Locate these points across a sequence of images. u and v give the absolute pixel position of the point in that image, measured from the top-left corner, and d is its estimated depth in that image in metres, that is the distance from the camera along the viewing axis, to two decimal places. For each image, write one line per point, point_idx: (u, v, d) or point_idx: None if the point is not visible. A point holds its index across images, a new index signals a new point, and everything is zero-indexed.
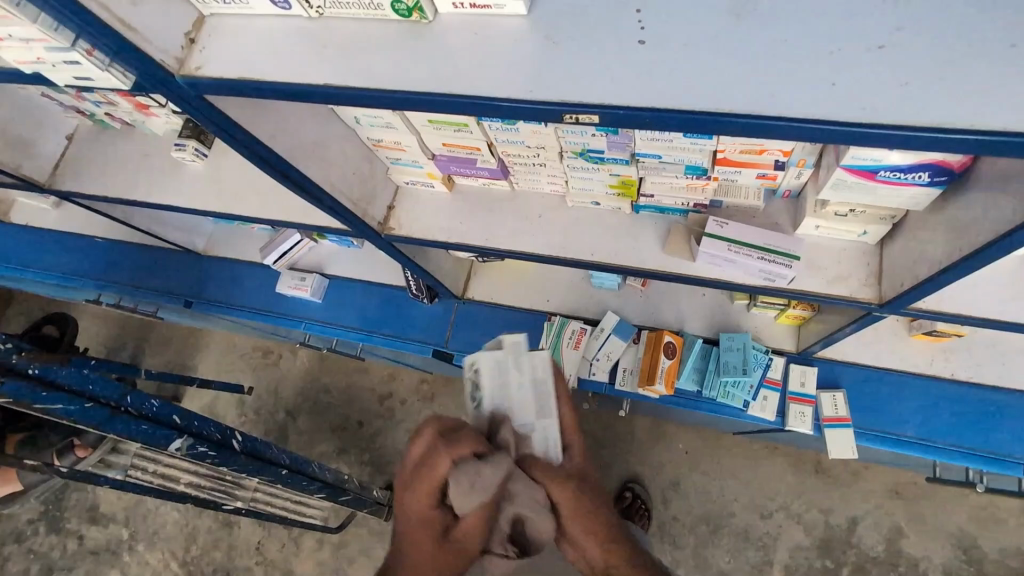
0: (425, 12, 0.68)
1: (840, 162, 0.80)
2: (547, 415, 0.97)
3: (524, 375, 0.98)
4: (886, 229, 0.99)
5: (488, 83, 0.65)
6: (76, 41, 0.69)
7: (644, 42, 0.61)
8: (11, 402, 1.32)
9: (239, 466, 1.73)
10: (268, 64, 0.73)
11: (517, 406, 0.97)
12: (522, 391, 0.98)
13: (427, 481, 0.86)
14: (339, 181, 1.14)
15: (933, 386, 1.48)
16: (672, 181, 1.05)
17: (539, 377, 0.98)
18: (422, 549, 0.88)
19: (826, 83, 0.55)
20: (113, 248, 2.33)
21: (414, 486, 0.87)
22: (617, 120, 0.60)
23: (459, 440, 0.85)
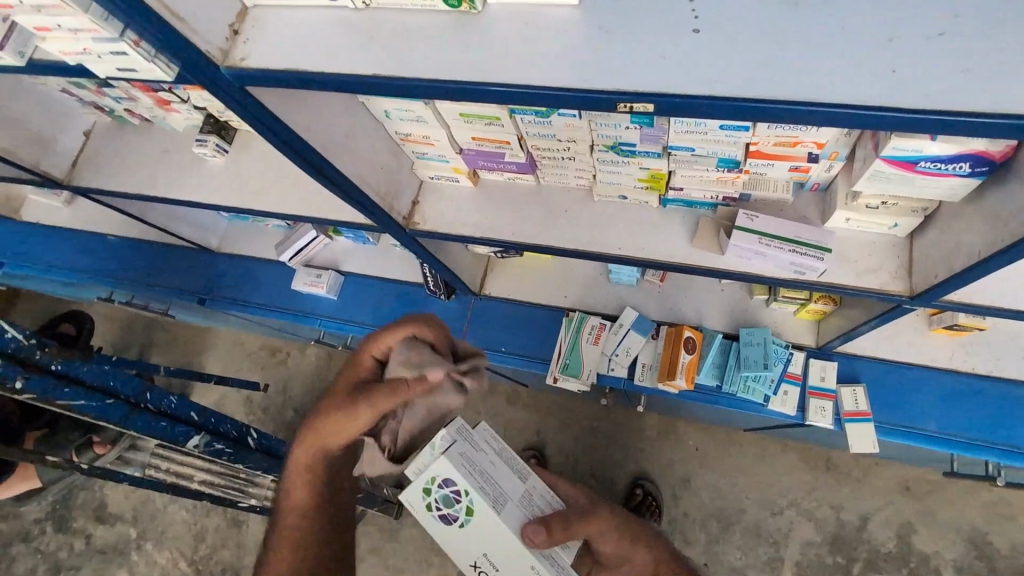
0: (474, 2, 0.68)
1: (879, 153, 0.81)
2: (528, 476, 1.05)
3: (489, 454, 1.03)
4: (917, 222, 0.99)
5: (536, 72, 0.65)
6: (124, 31, 0.69)
7: (699, 31, 0.61)
8: (34, 399, 1.30)
9: (255, 464, 1.75)
10: (312, 55, 0.74)
11: (505, 484, 1.01)
12: (497, 466, 1.02)
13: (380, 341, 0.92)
14: (368, 174, 1.14)
15: (953, 380, 1.49)
16: (702, 174, 1.05)
17: (499, 449, 1.05)
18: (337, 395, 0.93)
19: (885, 71, 0.55)
20: (126, 245, 2.32)
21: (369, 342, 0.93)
22: (672, 109, 0.61)
23: (428, 323, 0.91)
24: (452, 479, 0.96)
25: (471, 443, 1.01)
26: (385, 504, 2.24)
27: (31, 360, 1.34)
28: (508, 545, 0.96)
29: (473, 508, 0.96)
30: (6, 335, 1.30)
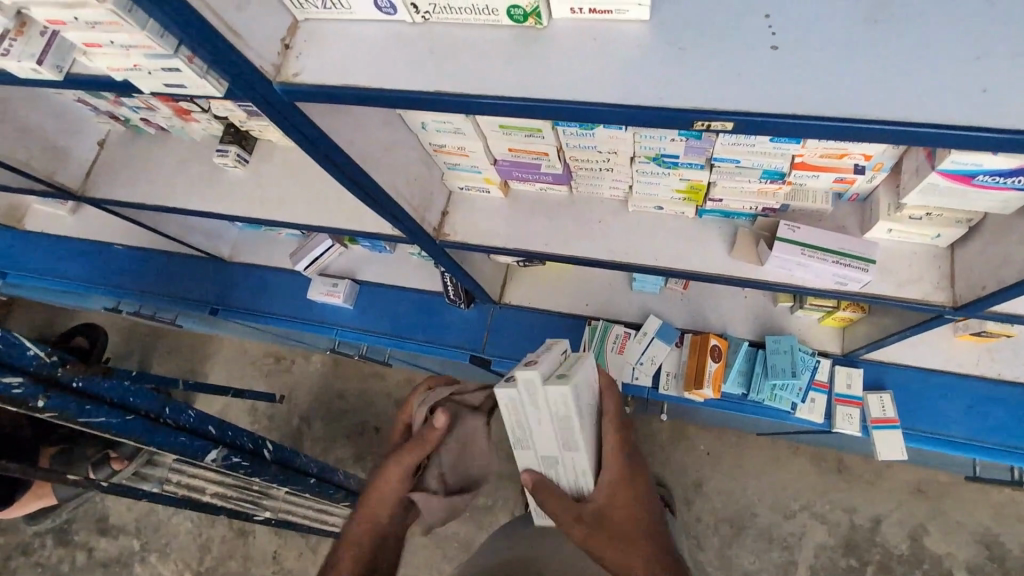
0: (541, 18, 0.67)
1: (936, 166, 0.81)
2: (571, 449, 0.96)
3: (543, 413, 0.93)
4: (961, 233, 0.99)
5: (601, 90, 0.65)
6: (178, 48, 0.68)
7: (777, 48, 0.61)
8: (55, 418, 1.24)
9: (270, 476, 1.70)
10: (367, 71, 0.73)
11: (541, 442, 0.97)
12: (543, 428, 0.95)
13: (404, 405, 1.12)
14: (401, 185, 1.12)
15: (978, 385, 1.50)
16: (744, 186, 1.05)
17: (561, 415, 0.93)
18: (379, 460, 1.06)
19: (975, 89, 0.56)
20: (131, 254, 2.27)
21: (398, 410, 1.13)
22: (752, 127, 0.60)
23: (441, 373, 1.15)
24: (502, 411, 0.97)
25: (531, 399, 0.93)
26: None
27: (52, 377, 1.26)
28: None
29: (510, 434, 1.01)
30: (27, 351, 1.24)
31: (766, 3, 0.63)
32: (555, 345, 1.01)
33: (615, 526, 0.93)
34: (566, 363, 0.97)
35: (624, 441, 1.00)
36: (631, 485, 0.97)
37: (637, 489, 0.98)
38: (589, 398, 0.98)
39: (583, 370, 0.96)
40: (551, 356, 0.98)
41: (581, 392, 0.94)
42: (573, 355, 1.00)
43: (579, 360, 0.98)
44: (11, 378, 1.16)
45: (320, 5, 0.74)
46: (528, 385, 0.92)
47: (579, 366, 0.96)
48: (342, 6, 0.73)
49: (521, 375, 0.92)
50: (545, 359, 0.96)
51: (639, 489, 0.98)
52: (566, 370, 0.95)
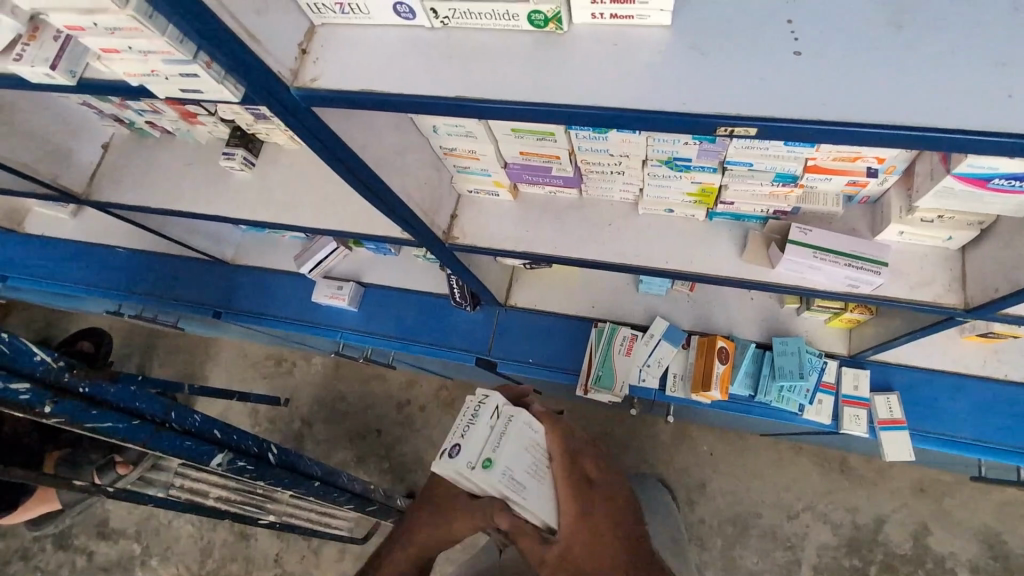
0: (562, 23, 0.67)
1: (951, 170, 0.81)
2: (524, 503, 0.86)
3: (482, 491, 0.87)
4: (972, 235, 1.00)
5: (621, 95, 0.65)
6: (197, 53, 0.68)
7: (800, 53, 0.61)
8: (61, 423, 1.22)
9: (275, 481, 1.68)
10: (385, 76, 0.73)
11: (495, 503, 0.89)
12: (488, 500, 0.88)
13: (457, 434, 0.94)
14: (412, 189, 1.12)
15: (985, 386, 1.50)
16: (755, 189, 1.05)
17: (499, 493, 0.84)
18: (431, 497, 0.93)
19: (1002, 94, 0.56)
20: (133, 257, 2.26)
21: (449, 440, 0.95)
22: (776, 132, 0.60)
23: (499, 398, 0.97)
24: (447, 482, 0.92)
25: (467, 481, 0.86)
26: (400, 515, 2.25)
27: (60, 383, 1.21)
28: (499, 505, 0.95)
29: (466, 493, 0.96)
30: (34, 356, 1.18)
31: (789, 9, 0.63)
32: (483, 407, 0.90)
33: (587, 559, 0.82)
34: (494, 438, 0.86)
35: (577, 467, 0.91)
36: (596, 508, 0.88)
37: (602, 512, 0.88)
38: (528, 462, 0.87)
39: (512, 443, 0.86)
40: (476, 431, 0.86)
41: (513, 466, 0.85)
42: (505, 417, 0.89)
43: (509, 426, 0.88)
44: (18, 384, 1.14)
45: (337, 10, 0.74)
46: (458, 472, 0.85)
47: (506, 438, 0.86)
48: (361, 11, 0.73)
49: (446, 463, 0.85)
50: (468, 438, 0.86)
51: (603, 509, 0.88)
52: (493, 452, 0.85)
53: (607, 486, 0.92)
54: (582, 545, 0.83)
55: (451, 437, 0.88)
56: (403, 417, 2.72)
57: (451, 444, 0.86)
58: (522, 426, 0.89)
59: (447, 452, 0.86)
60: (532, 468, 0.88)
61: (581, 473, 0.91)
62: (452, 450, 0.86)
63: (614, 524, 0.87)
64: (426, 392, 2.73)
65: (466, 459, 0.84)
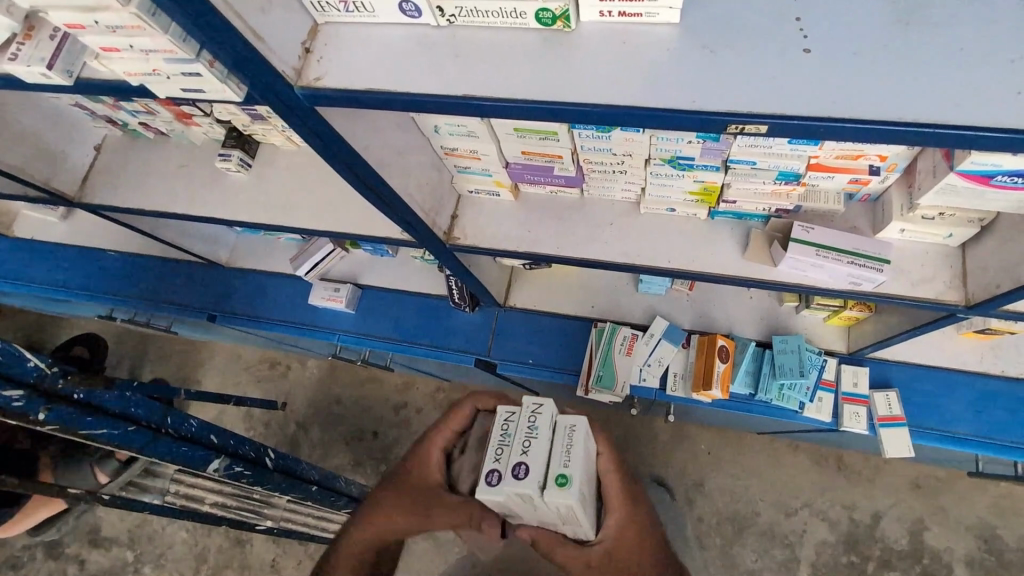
0: (569, 22, 0.67)
1: (954, 167, 0.82)
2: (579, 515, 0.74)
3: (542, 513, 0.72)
4: (972, 232, 1.00)
5: (630, 93, 0.64)
6: (199, 51, 0.67)
7: (809, 51, 0.61)
8: (56, 430, 1.19)
9: (272, 486, 1.65)
10: (390, 74, 0.72)
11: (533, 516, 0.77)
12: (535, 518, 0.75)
13: (447, 425, 0.84)
14: (414, 189, 1.11)
15: (983, 382, 1.52)
16: (758, 187, 1.05)
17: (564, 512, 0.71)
18: (403, 485, 0.81)
19: (1012, 92, 0.56)
20: (125, 260, 2.22)
21: (437, 430, 0.84)
22: (786, 130, 0.60)
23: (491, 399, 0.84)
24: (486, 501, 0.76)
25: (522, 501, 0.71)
26: None
27: (53, 389, 1.19)
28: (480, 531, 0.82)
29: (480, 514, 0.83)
30: (27, 363, 1.16)
31: (798, 7, 0.63)
32: (541, 413, 0.76)
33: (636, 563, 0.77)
34: (558, 451, 0.73)
35: (626, 467, 0.85)
36: (642, 511, 0.82)
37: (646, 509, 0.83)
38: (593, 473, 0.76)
39: (582, 455, 0.73)
40: (539, 447, 0.73)
41: (584, 482, 0.72)
42: (566, 427, 0.76)
43: (574, 439, 0.74)
44: (12, 391, 1.10)
45: (342, 8, 0.73)
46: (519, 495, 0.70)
47: (574, 451, 0.73)
48: (366, 9, 0.72)
49: (511, 487, 0.70)
50: (533, 454, 0.72)
51: (652, 512, 0.84)
52: (563, 468, 0.71)
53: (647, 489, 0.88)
54: (631, 548, 0.78)
55: (505, 458, 0.73)
56: (399, 419, 2.70)
57: (512, 463, 0.72)
58: (584, 436, 0.76)
59: (511, 471, 0.71)
60: (591, 479, 0.76)
61: (630, 475, 0.85)
62: (516, 470, 0.71)
63: (656, 531, 0.82)
64: (423, 395, 2.72)
65: (535, 481, 0.70)
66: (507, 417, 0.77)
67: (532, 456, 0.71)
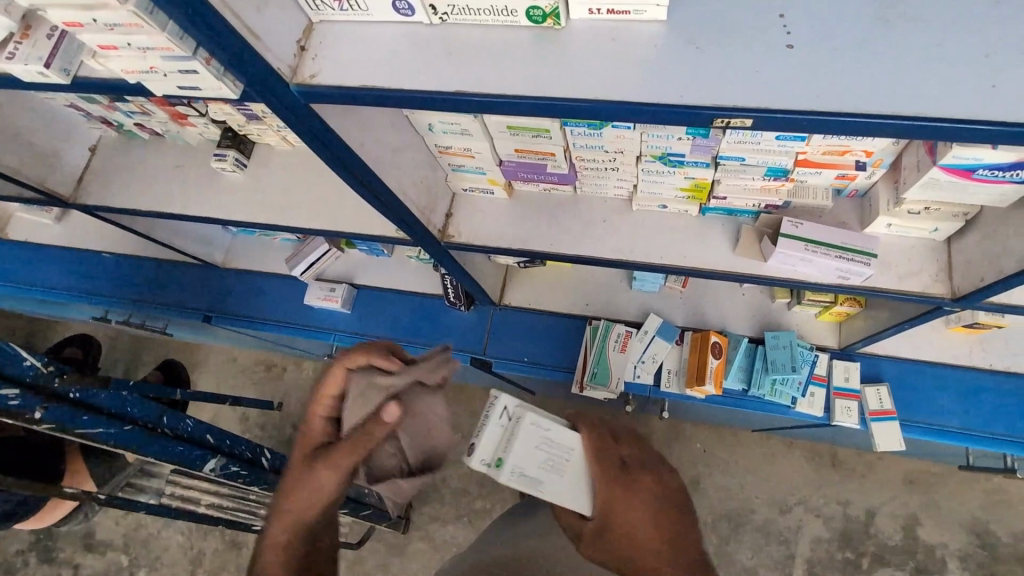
0: (559, 19, 0.68)
1: (938, 161, 0.84)
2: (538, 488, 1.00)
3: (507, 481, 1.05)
4: (957, 226, 1.02)
5: (619, 89, 0.66)
6: (197, 50, 0.68)
7: (792, 46, 0.63)
8: (51, 430, 1.18)
9: (268, 486, 1.62)
10: (384, 72, 0.73)
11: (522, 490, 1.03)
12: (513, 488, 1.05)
13: (320, 393, 0.86)
14: (409, 187, 1.12)
15: (972, 376, 1.54)
16: (748, 183, 1.06)
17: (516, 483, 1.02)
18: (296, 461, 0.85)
19: (987, 85, 0.58)
20: (119, 262, 2.22)
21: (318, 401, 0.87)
22: (771, 124, 0.62)
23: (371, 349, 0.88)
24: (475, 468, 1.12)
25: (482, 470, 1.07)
26: (395, 519, 2.22)
27: (50, 389, 1.19)
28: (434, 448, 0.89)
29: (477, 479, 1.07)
30: (24, 362, 1.17)
31: (782, 4, 0.65)
32: (498, 409, 1.09)
33: (631, 530, 0.84)
34: (505, 438, 1.07)
35: (611, 454, 0.97)
36: (633, 487, 0.90)
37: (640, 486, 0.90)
38: (541, 455, 1.02)
39: (518, 446, 1.04)
40: (490, 433, 1.08)
41: (525, 464, 1.02)
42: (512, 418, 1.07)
43: (517, 428, 1.05)
44: (8, 389, 1.11)
45: (336, 7, 0.75)
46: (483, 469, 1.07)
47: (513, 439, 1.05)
48: (360, 7, 0.74)
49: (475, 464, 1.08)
50: (487, 438, 1.08)
51: (650, 484, 0.90)
52: (501, 454, 1.05)
53: (649, 464, 0.94)
54: (622, 517, 0.86)
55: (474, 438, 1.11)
56: None
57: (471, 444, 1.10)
58: (535, 430, 1.04)
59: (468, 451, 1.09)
60: (547, 464, 1.01)
61: (616, 460, 0.96)
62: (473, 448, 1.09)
63: (653, 501, 0.88)
64: None
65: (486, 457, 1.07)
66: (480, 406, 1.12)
67: (481, 439, 1.07)
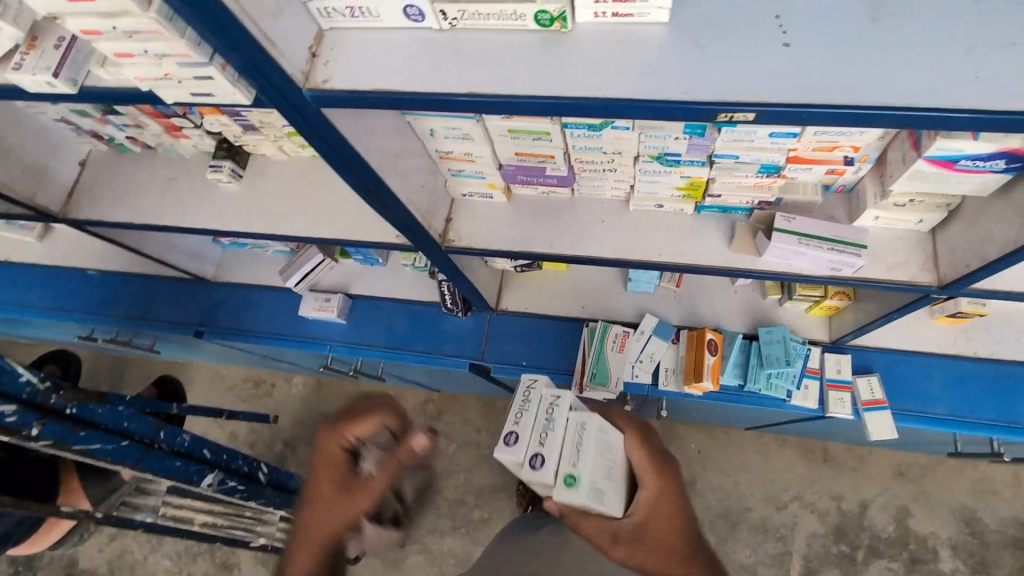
0: (567, 22, 0.71)
1: (923, 153, 0.88)
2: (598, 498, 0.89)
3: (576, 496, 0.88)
4: (941, 217, 1.07)
5: (626, 86, 0.69)
6: (213, 56, 0.71)
7: (788, 44, 0.67)
8: (47, 447, 1.13)
9: (265, 501, 1.58)
10: (397, 75, 0.75)
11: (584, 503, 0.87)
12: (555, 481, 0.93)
13: (339, 434, 0.90)
14: (410, 191, 1.13)
15: (956, 364, 1.59)
16: (741, 181, 1.11)
17: (591, 491, 0.88)
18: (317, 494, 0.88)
19: (969, 76, 0.62)
20: (105, 279, 2.18)
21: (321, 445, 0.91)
22: (771, 116, 0.65)
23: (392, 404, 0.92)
24: (533, 468, 0.92)
25: (528, 453, 0.94)
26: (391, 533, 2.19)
27: (45, 404, 1.13)
28: (587, 478, 0.88)
29: (566, 486, 0.88)
30: (17, 377, 1.10)
31: (777, 5, 0.69)
32: (532, 399, 1.01)
33: (661, 528, 0.89)
34: (571, 450, 0.92)
35: (646, 446, 0.98)
36: (664, 486, 0.94)
37: (671, 484, 0.94)
38: None
39: (588, 456, 0.90)
40: (555, 435, 0.94)
41: (594, 476, 0.89)
42: (551, 399, 1.00)
43: (562, 411, 0.97)
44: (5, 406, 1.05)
45: (347, 14, 0.77)
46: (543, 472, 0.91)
47: (581, 449, 0.91)
48: (372, 14, 0.76)
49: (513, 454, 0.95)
50: (524, 430, 0.97)
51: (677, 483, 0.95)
52: (572, 469, 0.89)
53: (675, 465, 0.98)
54: (650, 510, 0.91)
55: (520, 424, 0.98)
56: None
57: (535, 452, 0.93)
58: (599, 435, 0.94)
59: (532, 465, 0.92)
60: (607, 472, 0.92)
61: (653, 453, 0.97)
62: (511, 438, 0.96)
63: (679, 501, 0.93)
64: None
65: (553, 469, 0.91)
66: (527, 393, 1.02)
67: (547, 447, 0.92)
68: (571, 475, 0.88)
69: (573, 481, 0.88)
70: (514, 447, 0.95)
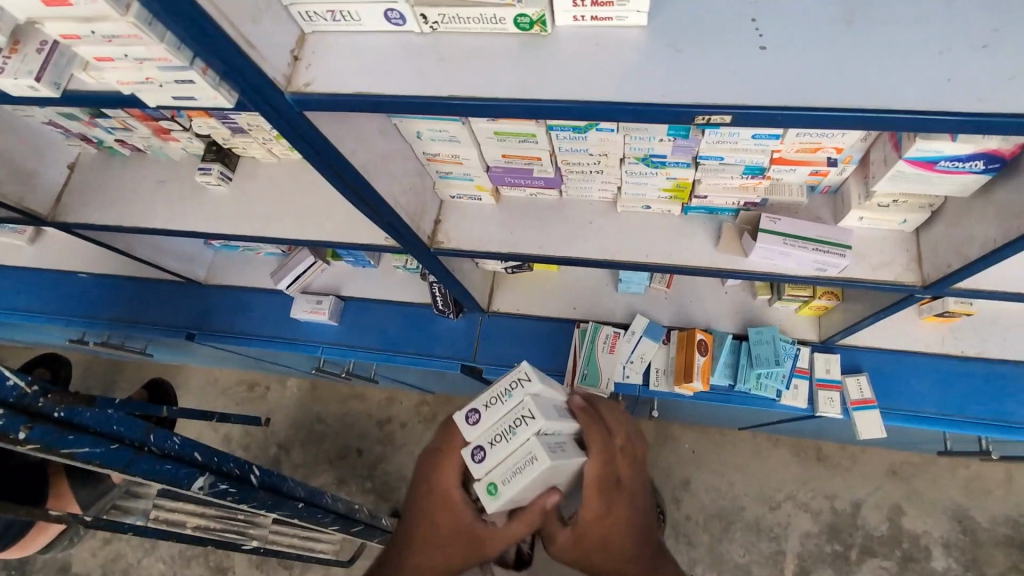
0: (547, 25, 0.72)
1: (903, 154, 0.89)
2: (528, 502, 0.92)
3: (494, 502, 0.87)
4: (924, 218, 1.08)
5: (606, 89, 0.69)
6: (194, 60, 0.71)
7: (765, 47, 0.67)
8: (34, 451, 1.12)
9: (258, 504, 1.55)
10: (378, 80, 0.76)
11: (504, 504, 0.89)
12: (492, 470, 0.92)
13: (452, 469, 0.92)
14: (399, 195, 1.14)
15: (945, 363, 1.60)
16: (727, 182, 1.11)
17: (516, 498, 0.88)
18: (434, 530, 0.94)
19: (942, 79, 0.63)
20: (96, 282, 2.17)
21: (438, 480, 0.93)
22: (747, 118, 0.65)
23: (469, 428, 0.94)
24: (469, 454, 0.89)
25: (475, 442, 0.89)
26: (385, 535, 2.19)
27: (33, 408, 1.12)
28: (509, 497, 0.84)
29: (485, 490, 0.86)
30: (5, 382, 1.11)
31: (754, 8, 0.69)
32: (512, 396, 0.89)
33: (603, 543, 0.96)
34: (510, 467, 0.84)
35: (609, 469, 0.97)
36: (613, 510, 0.96)
37: (621, 508, 0.96)
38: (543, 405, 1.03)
39: (519, 486, 0.83)
40: (505, 446, 0.86)
41: (520, 496, 0.86)
42: (526, 412, 0.87)
43: (527, 431, 0.86)
44: None
45: (328, 18, 0.77)
46: (474, 465, 0.88)
47: (518, 477, 0.83)
48: (352, 18, 0.76)
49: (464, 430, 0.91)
50: (488, 416, 0.90)
51: (627, 505, 0.97)
52: (499, 482, 0.85)
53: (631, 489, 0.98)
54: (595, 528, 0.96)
55: (486, 411, 0.90)
56: (384, 434, 2.69)
57: (479, 446, 0.88)
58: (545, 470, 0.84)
59: (471, 456, 0.88)
60: (545, 485, 0.91)
61: (613, 477, 0.96)
62: (472, 416, 0.90)
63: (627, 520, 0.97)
64: (407, 409, 2.71)
65: (486, 469, 0.87)
66: (511, 386, 0.89)
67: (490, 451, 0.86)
68: (494, 487, 0.86)
69: (493, 494, 0.86)
70: (467, 429, 0.90)
